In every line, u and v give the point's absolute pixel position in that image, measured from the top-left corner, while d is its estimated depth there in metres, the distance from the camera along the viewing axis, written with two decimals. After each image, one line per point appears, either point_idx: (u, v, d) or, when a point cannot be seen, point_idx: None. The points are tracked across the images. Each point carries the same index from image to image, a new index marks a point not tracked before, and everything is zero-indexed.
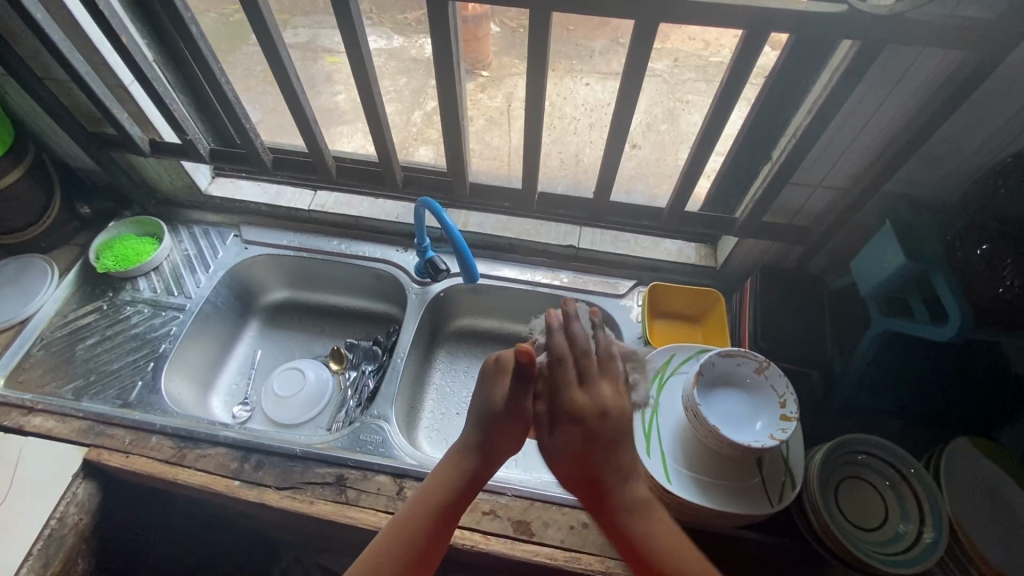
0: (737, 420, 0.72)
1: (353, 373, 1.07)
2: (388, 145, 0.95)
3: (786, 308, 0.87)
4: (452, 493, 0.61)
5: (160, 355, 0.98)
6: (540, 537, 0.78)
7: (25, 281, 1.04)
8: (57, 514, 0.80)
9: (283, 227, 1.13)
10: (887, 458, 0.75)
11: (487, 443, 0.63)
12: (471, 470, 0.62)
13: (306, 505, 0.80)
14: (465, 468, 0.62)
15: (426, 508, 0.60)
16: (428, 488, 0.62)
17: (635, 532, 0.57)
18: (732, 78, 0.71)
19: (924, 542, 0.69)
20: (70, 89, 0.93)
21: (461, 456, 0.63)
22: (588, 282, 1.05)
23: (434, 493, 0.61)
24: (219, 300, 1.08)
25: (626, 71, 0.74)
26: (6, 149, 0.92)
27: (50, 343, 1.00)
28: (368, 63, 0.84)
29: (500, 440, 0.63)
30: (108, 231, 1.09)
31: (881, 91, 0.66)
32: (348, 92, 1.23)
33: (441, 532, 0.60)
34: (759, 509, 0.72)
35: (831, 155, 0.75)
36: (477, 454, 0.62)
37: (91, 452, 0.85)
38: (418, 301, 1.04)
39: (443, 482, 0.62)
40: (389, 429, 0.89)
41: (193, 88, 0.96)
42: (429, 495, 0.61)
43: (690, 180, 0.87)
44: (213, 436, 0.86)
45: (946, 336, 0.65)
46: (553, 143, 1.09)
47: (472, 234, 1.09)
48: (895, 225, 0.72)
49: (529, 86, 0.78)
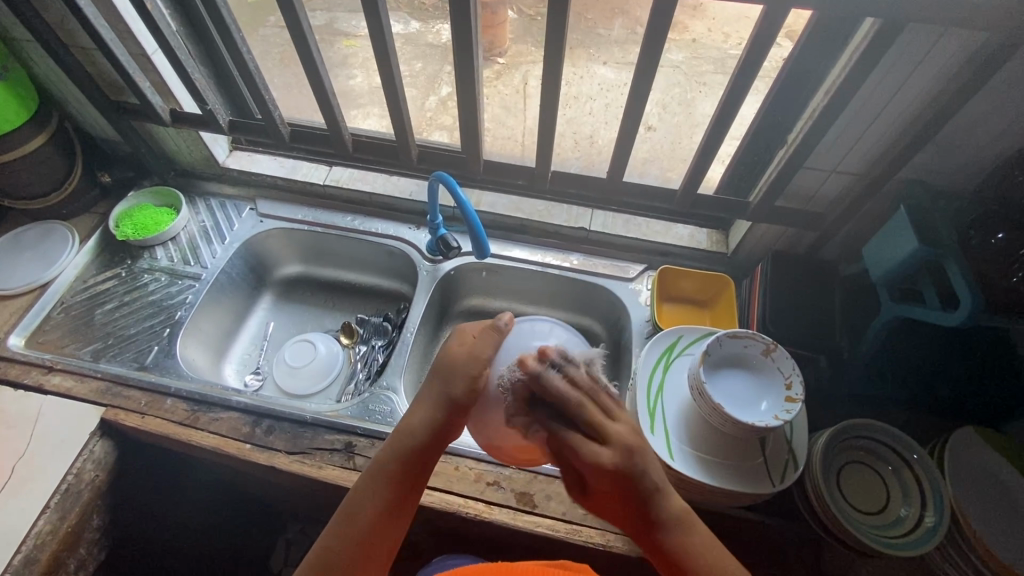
0: (743, 401, 0.73)
1: (364, 348, 1.09)
2: (405, 121, 0.96)
3: (797, 294, 0.87)
4: (400, 468, 0.59)
5: (176, 322, 1.00)
6: (543, 508, 0.79)
7: (47, 246, 1.06)
8: (75, 469, 0.82)
9: (298, 202, 1.15)
10: (891, 444, 0.76)
11: (436, 413, 0.60)
12: (416, 447, 0.59)
13: (315, 469, 0.82)
14: (414, 447, 0.59)
15: (373, 486, 0.58)
16: (376, 470, 0.59)
17: (668, 544, 0.55)
18: (751, 56, 0.71)
19: (926, 526, 0.69)
20: (95, 58, 0.95)
21: (405, 433, 0.60)
22: (598, 265, 1.06)
23: (383, 472, 0.59)
24: (234, 272, 1.09)
25: (646, 48, 0.73)
26: (31, 115, 0.94)
27: (70, 307, 1.02)
28: (390, 42, 0.85)
29: (439, 412, 0.60)
30: (129, 201, 1.11)
31: (902, 72, 0.65)
32: (365, 74, 1.26)
33: (393, 513, 0.58)
34: (762, 488, 0.72)
35: (847, 139, 0.75)
36: (419, 427, 0.60)
37: (108, 412, 0.87)
38: (429, 278, 1.05)
39: (386, 464, 0.59)
40: (397, 401, 0.91)
41: (214, 59, 0.98)
42: (376, 473, 0.59)
43: (704, 163, 0.87)
44: (226, 400, 0.88)
45: (956, 322, 0.65)
46: (567, 123, 1.10)
47: (484, 213, 1.10)
48: (909, 211, 0.71)
49: (546, 61, 0.78)
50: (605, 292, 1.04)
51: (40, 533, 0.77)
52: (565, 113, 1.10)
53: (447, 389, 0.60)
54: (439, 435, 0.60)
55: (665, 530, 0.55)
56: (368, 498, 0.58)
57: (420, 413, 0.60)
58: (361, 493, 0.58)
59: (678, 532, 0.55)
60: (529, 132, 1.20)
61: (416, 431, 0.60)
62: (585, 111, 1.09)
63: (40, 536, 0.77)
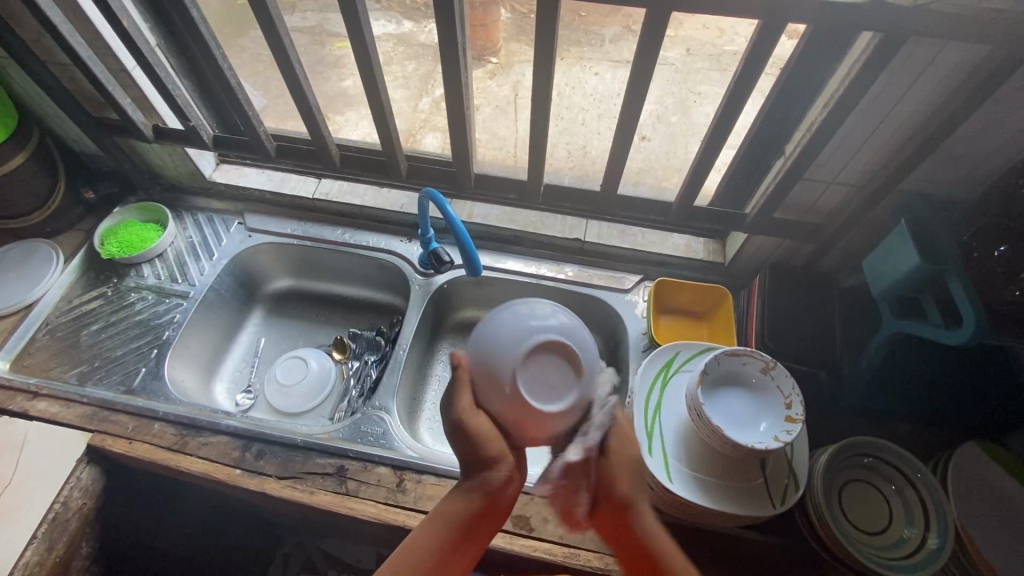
0: (742, 421, 0.71)
1: (356, 363, 1.06)
2: (393, 134, 0.94)
3: (795, 307, 0.85)
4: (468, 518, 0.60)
5: (164, 342, 0.98)
6: (540, 532, 0.78)
7: (31, 265, 1.04)
8: (61, 498, 0.81)
9: (287, 215, 1.13)
10: (894, 462, 0.74)
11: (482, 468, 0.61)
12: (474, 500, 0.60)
13: (308, 495, 0.80)
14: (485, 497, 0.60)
15: (438, 532, 0.60)
16: (441, 512, 0.61)
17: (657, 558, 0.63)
18: (747, 68, 0.68)
19: (929, 548, 0.68)
20: (72, 73, 0.92)
21: (461, 506, 0.60)
22: (593, 276, 1.04)
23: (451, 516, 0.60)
24: (223, 288, 1.07)
25: (638, 58, 0.71)
26: (11, 133, 0.92)
27: (54, 328, 1.00)
28: (374, 53, 0.82)
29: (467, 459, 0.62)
30: (114, 217, 1.09)
31: (901, 84, 0.63)
32: (355, 78, 1.28)
33: (456, 550, 0.60)
34: (762, 510, 0.71)
35: (846, 150, 0.73)
36: (492, 482, 0.60)
37: (95, 438, 0.86)
38: (421, 292, 1.03)
39: (445, 523, 0.60)
40: (390, 421, 0.89)
41: (197, 73, 0.96)
42: (442, 518, 0.60)
43: (700, 175, 0.85)
44: (216, 424, 0.86)
45: (959, 340, 0.63)
46: (561, 132, 1.09)
47: (476, 225, 1.07)
48: (910, 224, 0.69)
49: (536, 76, 0.75)
50: (601, 304, 1.02)
51: (27, 564, 0.75)
52: (560, 120, 1.10)
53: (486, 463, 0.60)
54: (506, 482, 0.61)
55: (651, 536, 0.63)
56: (434, 537, 0.60)
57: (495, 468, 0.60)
58: (429, 532, 0.60)
59: (660, 546, 0.63)
60: (522, 140, 1.18)
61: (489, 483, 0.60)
62: (578, 120, 1.08)
63: (28, 568, 0.75)
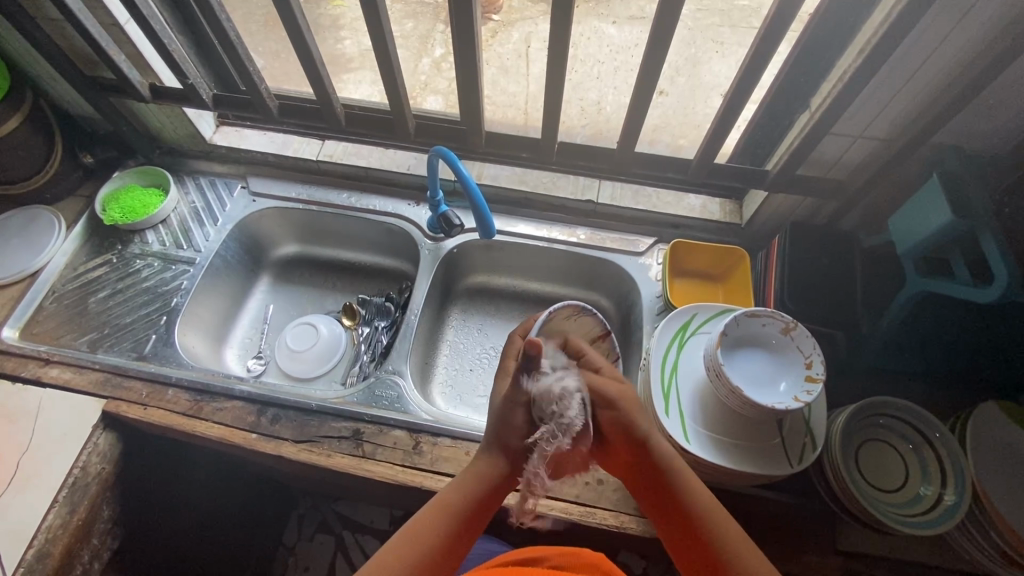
0: (761, 381, 0.71)
1: (367, 329, 1.05)
2: (400, 93, 0.90)
3: (816, 267, 0.83)
4: (468, 509, 0.61)
5: (173, 309, 0.97)
6: (556, 491, 0.78)
7: (33, 232, 1.01)
8: (80, 463, 0.80)
9: (292, 178, 1.10)
10: (910, 421, 0.74)
11: (497, 464, 0.65)
12: (494, 476, 0.64)
13: (324, 457, 0.81)
14: (484, 489, 0.63)
15: (443, 517, 0.60)
16: (442, 499, 0.61)
17: None
18: (777, 17, 0.64)
19: (945, 505, 0.68)
20: (63, 28, 0.88)
21: (484, 467, 0.64)
22: (606, 239, 1.01)
23: (455, 502, 0.61)
24: (229, 255, 1.06)
25: (661, 7, 0.65)
26: (2, 94, 0.88)
27: (61, 296, 0.98)
28: (382, 10, 0.77)
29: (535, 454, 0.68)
30: (113, 182, 1.06)
31: (942, 28, 0.59)
32: (354, 37, 1.25)
33: (453, 542, 0.59)
34: (779, 469, 0.71)
35: (877, 102, 0.70)
36: (501, 467, 0.64)
37: (110, 404, 0.85)
38: (431, 257, 1.01)
39: (468, 489, 0.62)
40: (403, 385, 0.89)
41: (194, 28, 0.91)
42: (449, 499, 0.61)
43: (722, 132, 0.82)
44: (229, 389, 0.86)
45: (988, 298, 0.62)
46: (573, 89, 1.07)
47: (486, 186, 1.05)
48: (942, 179, 0.66)
49: (550, 30, 0.71)
50: (612, 267, 1.01)
51: (50, 527, 0.75)
52: (572, 77, 1.08)
53: (496, 459, 0.65)
54: (504, 480, 0.64)
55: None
56: (437, 524, 0.59)
57: (496, 457, 0.65)
58: (432, 519, 0.59)
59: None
60: (531, 98, 1.14)
61: (491, 475, 0.64)
62: (593, 74, 1.08)
63: (51, 531, 0.75)
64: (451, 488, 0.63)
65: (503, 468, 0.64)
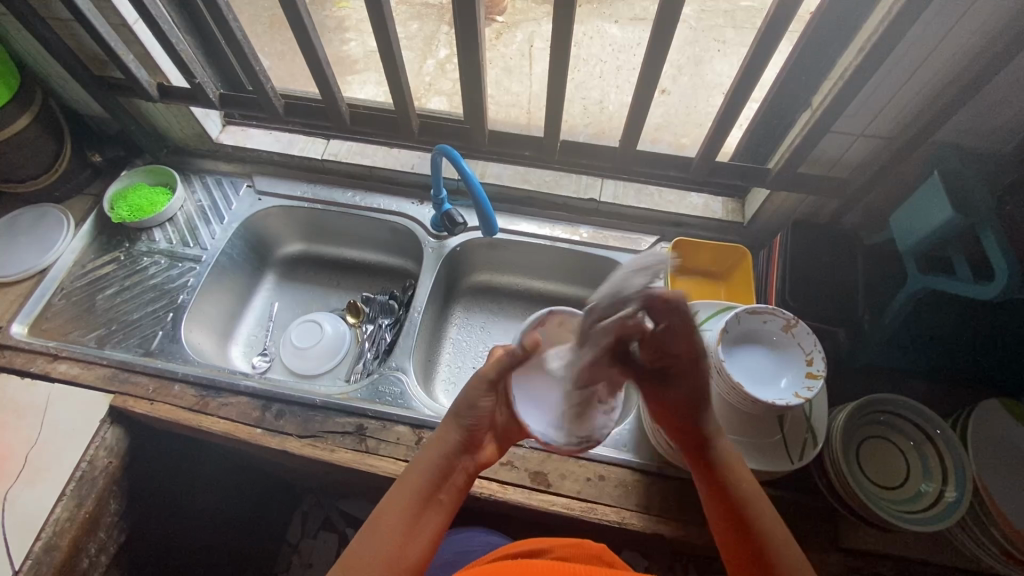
0: (763, 378, 0.71)
1: (371, 326, 1.06)
2: (404, 93, 0.91)
3: (818, 266, 0.83)
4: (429, 485, 0.62)
5: (179, 306, 0.98)
6: (557, 487, 0.79)
7: (42, 230, 1.03)
8: (88, 457, 0.81)
9: (297, 178, 1.11)
10: (912, 418, 0.74)
11: (454, 435, 0.65)
12: (449, 447, 0.64)
13: (328, 452, 0.82)
14: (441, 461, 0.64)
15: (405, 497, 0.61)
16: (402, 482, 0.63)
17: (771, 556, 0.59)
18: (778, 16, 0.65)
19: (946, 501, 0.68)
20: (73, 29, 0.89)
21: (439, 442, 0.65)
22: (608, 238, 1.02)
23: (414, 481, 0.62)
24: (235, 253, 1.07)
25: (663, 5, 0.65)
26: (13, 93, 0.89)
27: (70, 293, 1.00)
28: (387, 10, 0.78)
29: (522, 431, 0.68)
30: (121, 181, 1.08)
31: (943, 26, 0.60)
32: (359, 38, 1.26)
33: (418, 517, 0.61)
34: (780, 465, 0.71)
35: (878, 100, 0.70)
36: (454, 439, 0.65)
37: (118, 399, 0.87)
38: (435, 255, 1.02)
39: (424, 465, 0.63)
40: (407, 381, 0.90)
41: (202, 29, 0.93)
42: (408, 479, 0.63)
43: (723, 130, 0.82)
44: (234, 385, 0.87)
45: (990, 295, 0.62)
46: (575, 89, 1.08)
47: (490, 185, 1.05)
48: (943, 176, 0.67)
49: (553, 30, 0.72)
50: (615, 266, 1.01)
51: (58, 520, 0.76)
52: (574, 77, 1.09)
53: (452, 431, 0.65)
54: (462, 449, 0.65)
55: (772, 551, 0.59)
56: (398, 505, 0.61)
57: (451, 428, 0.65)
58: (394, 501, 0.61)
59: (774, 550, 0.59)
60: (534, 98, 1.15)
61: (447, 446, 0.64)
62: (595, 73, 1.09)
63: (59, 524, 0.76)
64: (409, 470, 0.63)
65: (460, 438, 0.65)
